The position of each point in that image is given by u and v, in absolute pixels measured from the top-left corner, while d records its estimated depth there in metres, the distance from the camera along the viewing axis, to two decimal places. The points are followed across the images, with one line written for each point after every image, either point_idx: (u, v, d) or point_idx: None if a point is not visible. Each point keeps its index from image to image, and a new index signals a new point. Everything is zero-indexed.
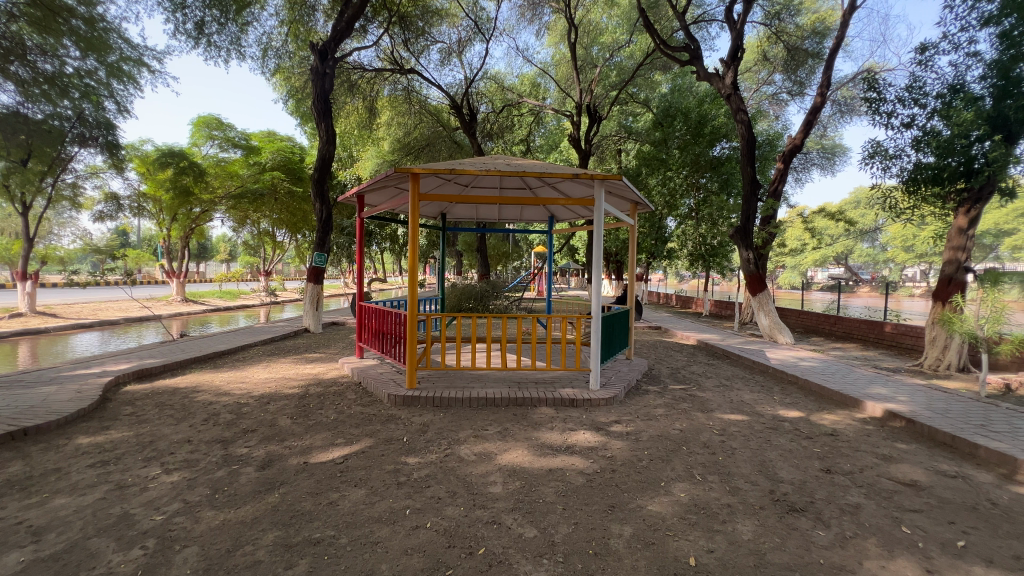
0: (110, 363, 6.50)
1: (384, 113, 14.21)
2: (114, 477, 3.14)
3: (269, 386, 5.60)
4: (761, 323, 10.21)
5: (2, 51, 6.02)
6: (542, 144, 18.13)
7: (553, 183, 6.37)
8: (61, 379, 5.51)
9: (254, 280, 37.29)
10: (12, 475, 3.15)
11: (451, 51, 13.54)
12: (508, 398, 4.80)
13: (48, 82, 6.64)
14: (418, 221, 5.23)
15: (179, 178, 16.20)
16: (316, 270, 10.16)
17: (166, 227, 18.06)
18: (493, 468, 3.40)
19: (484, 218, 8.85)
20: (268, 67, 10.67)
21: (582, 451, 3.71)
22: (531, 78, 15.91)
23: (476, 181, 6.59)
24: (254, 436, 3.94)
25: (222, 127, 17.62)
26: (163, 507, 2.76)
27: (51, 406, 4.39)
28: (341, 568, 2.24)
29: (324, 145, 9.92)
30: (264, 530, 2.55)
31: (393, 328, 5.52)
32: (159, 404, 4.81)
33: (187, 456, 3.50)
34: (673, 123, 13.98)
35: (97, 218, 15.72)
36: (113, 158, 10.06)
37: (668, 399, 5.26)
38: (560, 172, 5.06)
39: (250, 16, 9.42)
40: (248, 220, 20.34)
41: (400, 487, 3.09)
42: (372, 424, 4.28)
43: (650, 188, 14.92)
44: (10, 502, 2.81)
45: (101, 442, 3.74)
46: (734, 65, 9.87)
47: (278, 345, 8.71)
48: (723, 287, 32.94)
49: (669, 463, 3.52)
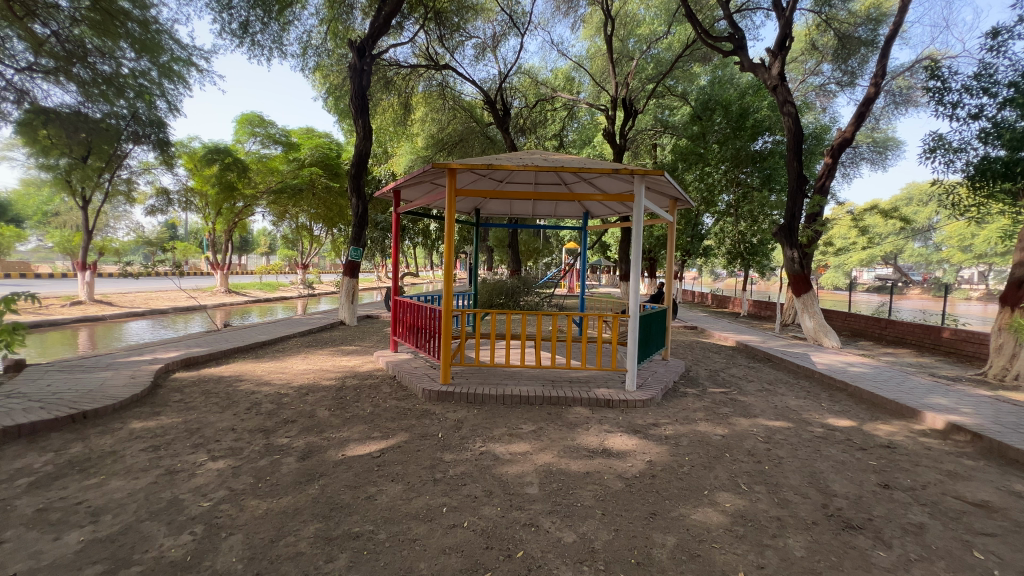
0: (160, 351, 6.79)
1: (419, 109, 14.35)
2: (164, 462, 3.26)
3: (308, 377, 5.74)
4: (805, 325, 9.79)
5: (65, 54, 6.62)
6: (576, 139, 18.07)
7: (589, 179, 6.27)
8: (117, 365, 5.80)
9: (292, 272, 38.53)
10: (73, 457, 3.31)
11: (486, 46, 13.51)
12: (542, 396, 4.74)
13: (106, 82, 7.13)
14: (454, 217, 5.17)
15: (224, 174, 16.75)
16: (352, 265, 10.37)
17: (211, 221, 18.78)
18: (530, 468, 3.35)
19: (518, 213, 8.80)
20: (308, 65, 10.95)
21: (620, 455, 3.60)
22: (565, 72, 15.74)
23: (510, 177, 6.54)
24: (294, 426, 4.03)
25: (264, 124, 18.14)
26: (209, 494, 2.84)
27: (107, 390, 4.62)
28: (380, 565, 2.23)
29: (361, 141, 10.07)
30: (304, 522, 2.58)
31: (427, 323, 5.54)
32: (205, 392, 4.99)
33: (232, 444, 3.60)
34: (713, 117, 13.49)
35: (148, 211, 16.50)
36: (164, 155, 10.49)
37: (708, 402, 5.08)
38: (598, 167, 4.91)
39: (291, 16, 9.65)
40: (287, 214, 20.94)
41: (436, 483, 3.08)
42: (407, 418, 4.30)
43: (687, 184, 14.48)
44: (71, 482, 2.95)
45: (152, 428, 3.90)
46: (781, 55, 9.39)
47: (315, 337, 8.90)
48: (762, 287, 31.87)
49: (712, 471, 3.38)
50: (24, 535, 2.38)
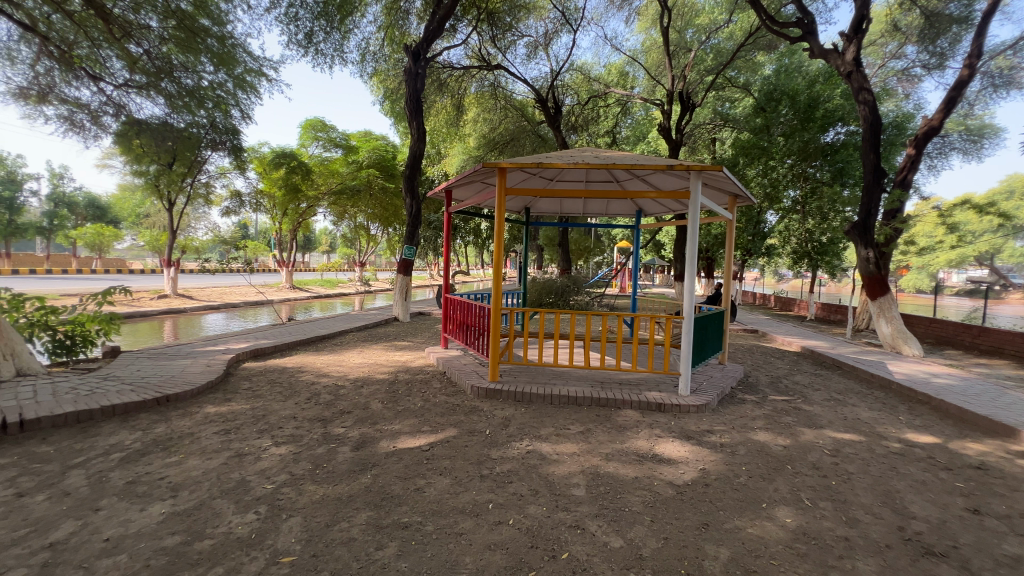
0: (233, 342, 7.34)
1: (471, 110, 14.57)
2: (234, 445, 3.51)
3: (363, 370, 5.98)
4: (881, 332, 9.07)
5: (155, 70, 7.28)
6: (629, 135, 17.65)
7: (643, 176, 6.08)
8: (196, 354, 6.33)
9: (351, 269, 40.34)
10: (157, 436, 3.64)
11: (538, 45, 13.49)
12: (590, 397, 4.68)
13: (189, 95, 7.78)
14: (504, 216, 5.20)
15: (289, 176, 17.76)
16: (406, 263, 10.70)
17: (278, 221, 20.02)
18: (577, 470, 3.30)
19: (568, 212, 8.73)
20: (366, 71, 11.40)
21: (670, 461, 3.48)
22: (619, 67, 15.40)
23: (561, 175, 6.49)
24: (350, 417, 4.21)
25: (326, 128, 19.06)
26: (272, 477, 3.03)
27: (187, 377, 5.05)
28: (427, 556, 2.29)
29: (415, 142, 10.36)
30: (358, 509, 2.69)
31: (477, 321, 5.61)
32: (271, 381, 5.34)
33: (293, 432, 3.82)
34: (778, 108, 12.72)
35: (224, 213, 17.85)
36: (237, 160, 11.30)
37: (768, 410, 4.80)
38: (651, 164, 4.75)
39: (352, 24, 10.09)
40: (347, 214, 21.92)
41: (483, 479, 3.11)
42: (456, 414, 4.39)
43: (748, 179, 13.75)
44: (155, 459, 3.24)
45: (224, 413, 4.21)
46: (857, 38, 8.66)
47: (371, 332, 9.27)
48: (831, 288, 29.72)
49: (771, 483, 3.19)
50: (116, 504, 2.64)
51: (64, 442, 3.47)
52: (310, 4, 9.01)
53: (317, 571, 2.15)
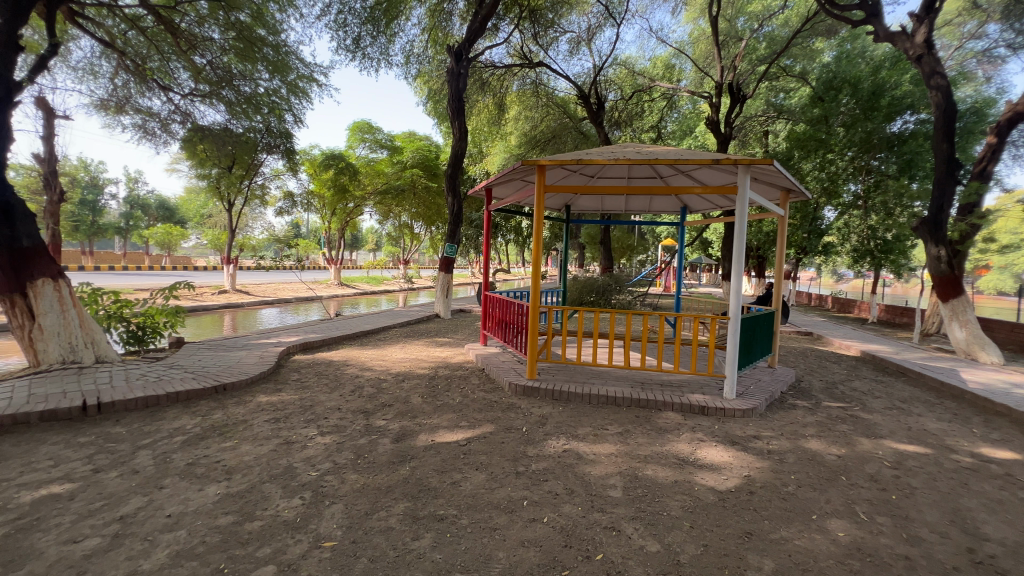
0: (285, 335, 7.73)
1: (513, 108, 14.61)
2: (283, 433, 3.70)
3: (405, 365, 6.13)
4: (955, 337, 8.37)
5: (217, 79, 7.78)
6: (675, 130, 17.15)
7: (688, 170, 5.88)
8: (251, 346, 6.72)
9: (396, 267, 41.47)
10: (215, 421, 3.89)
11: (580, 40, 13.33)
12: (630, 398, 4.58)
13: (247, 102, 8.21)
14: (543, 213, 5.17)
15: (338, 177, 18.46)
16: (447, 260, 10.89)
17: (328, 220, 20.88)
18: (614, 471, 3.24)
19: (610, 210, 8.58)
20: (410, 72, 11.65)
21: (713, 467, 3.35)
22: (664, 59, 14.93)
23: (603, 171, 6.39)
24: (390, 410, 4.34)
25: (372, 130, 19.66)
26: (317, 465, 3.17)
27: (242, 368, 5.36)
28: (462, 549, 2.32)
29: (457, 141, 10.51)
30: (395, 499, 2.76)
31: (516, 319, 5.63)
32: (318, 373, 5.58)
33: (337, 422, 3.98)
34: (838, 97, 11.97)
35: (278, 213, 18.79)
36: (290, 162, 11.87)
37: (821, 417, 4.53)
38: (696, 159, 4.57)
39: (397, 28, 10.35)
40: (391, 214, 22.53)
41: (519, 476, 3.12)
42: (494, 410, 4.42)
43: (804, 173, 13.02)
44: (213, 443, 3.46)
45: (275, 402, 4.45)
46: (929, 18, 7.99)
47: (413, 328, 9.50)
48: (896, 289, 27.64)
49: (823, 493, 3.02)
50: (177, 483, 2.85)
51: (134, 424, 3.77)
52: (358, 10, 9.30)
53: (356, 556, 2.23)
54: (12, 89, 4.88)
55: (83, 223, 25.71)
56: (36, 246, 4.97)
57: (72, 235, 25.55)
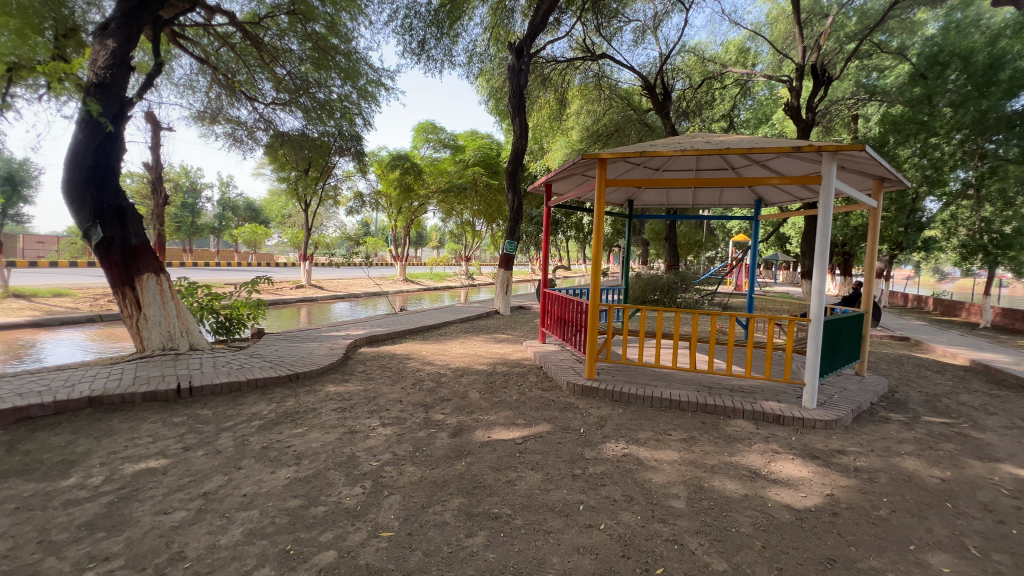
0: (352, 328, 8.12)
1: (574, 103, 14.40)
2: (348, 423, 3.86)
3: (464, 360, 6.22)
4: None
5: (295, 88, 8.35)
6: (749, 118, 16.16)
7: (764, 160, 5.47)
8: (322, 338, 7.13)
9: (458, 264, 42.42)
10: (287, 408, 4.15)
11: (646, 28, 12.83)
12: (696, 402, 4.33)
13: (321, 108, 8.71)
14: (604, 208, 5.00)
15: (404, 177, 19.14)
16: (507, 257, 10.93)
17: (394, 219, 21.76)
18: (677, 480, 3.07)
19: (675, 204, 8.18)
20: (472, 72, 11.79)
21: (789, 483, 3.07)
22: (738, 43, 14.00)
23: (668, 163, 6.09)
24: (449, 404, 4.40)
25: (436, 130, 20.17)
26: (378, 455, 3.27)
27: (314, 358, 5.69)
28: (515, 550, 2.28)
29: (518, 138, 10.49)
30: (451, 494, 2.78)
31: (575, 317, 5.51)
32: (381, 366, 5.79)
33: (398, 414, 4.10)
34: (944, 73, 10.60)
35: (349, 212, 19.85)
36: (359, 164, 12.48)
37: (920, 433, 4.02)
38: (774, 147, 4.21)
39: (460, 28, 10.51)
40: (454, 212, 23.06)
41: (575, 479, 3.03)
42: (551, 409, 4.35)
43: (901, 161, 11.72)
44: (285, 428, 3.69)
45: (342, 392, 4.67)
46: None
47: (473, 324, 9.64)
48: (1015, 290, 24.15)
49: (923, 521, 2.66)
50: (253, 465, 3.05)
51: (219, 407, 4.11)
52: (423, 14, 9.53)
53: (411, 549, 2.26)
54: (124, 105, 5.47)
55: (185, 224, 28.75)
56: (143, 245, 5.56)
57: (176, 234, 28.64)
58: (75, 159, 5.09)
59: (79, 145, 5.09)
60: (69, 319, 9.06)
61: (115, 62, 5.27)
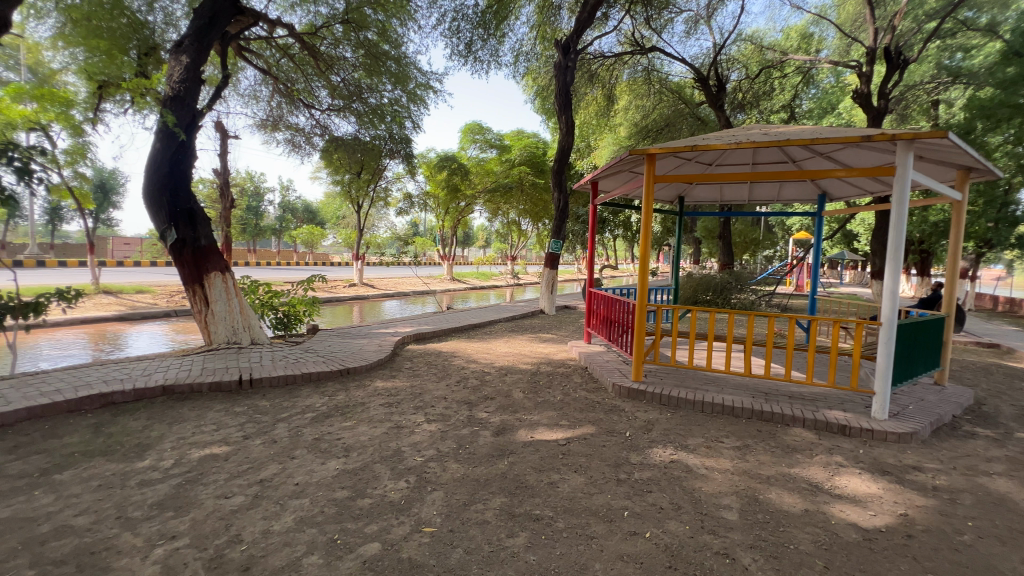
0: (401, 326, 8.34)
1: (622, 98, 14.09)
2: (394, 418, 3.96)
3: (508, 359, 6.23)
4: None
5: (348, 94, 8.68)
6: (813, 108, 15.18)
7: (829, 151, 5.08)
8: (372, 335, 7.37)
9: (504, 263, 42.65)
10: (338, 402, 4.31)
11: (699, 18, 12.34)
12: (751, 409, 4.10)
13: (372, 112, 8.99)
14: (652, 206, 4.83)
15: (451, 178, 19.48)
16: (553, 256, 10.87)
17: (442, 219, 22.18)
18: (729, 490, 2.91)
19: (730, 200, 7.79)
20: (519, 71, 11.79)
21: (856, 500, 2.83)
22: (801, 28, 13.15)
23: (722, 157, 5.81)
24: (492, 403, 4.41)
25: (482, 131, 20.33)
26: (423, 451, 3.33)
27: (364, 354, 5.88)
28: (556, 554, 2.24)
29: (564, 136, 10.39)
30: (493, 493, 2.78)
31: (621, 317, 5.37)
32: (428, 363, 5.91)
33: (442, 411, 4.15)
34: None
35: (399, 213, 20.44)
36: (408, 166, 12.81)
37: (1012, 452, 3.60)
38: (841, 137, 3.88)
39: (507, 28, 10.52)
40: (500, 211, 23.22)
41: (619, 484, 2.95)
42: (595, 411, 4.26)
43: (991, 148, 10.61)
44: (336, 421, 3.83)
45: (389, 388, 4.80)
46: None
47: (518, 323, 9.64)
48: None
49: (1017, 551, 2.37)
50: (305, 455, 3.19)
51: (277, 399, 4.34)
52: (470, 15, 9.63)
53: (453, 546, 2.27)
54: (196, 116, 5.89)
55: (249, 225, 30.71)
56: (211, 245, 5.96)
57: (242, 235, 30.65)
58: (153, 167, 5.53)
59: (156, 154, 5.52)
60: (149, 313, 9.89)
61: (188, 76, 5.68)
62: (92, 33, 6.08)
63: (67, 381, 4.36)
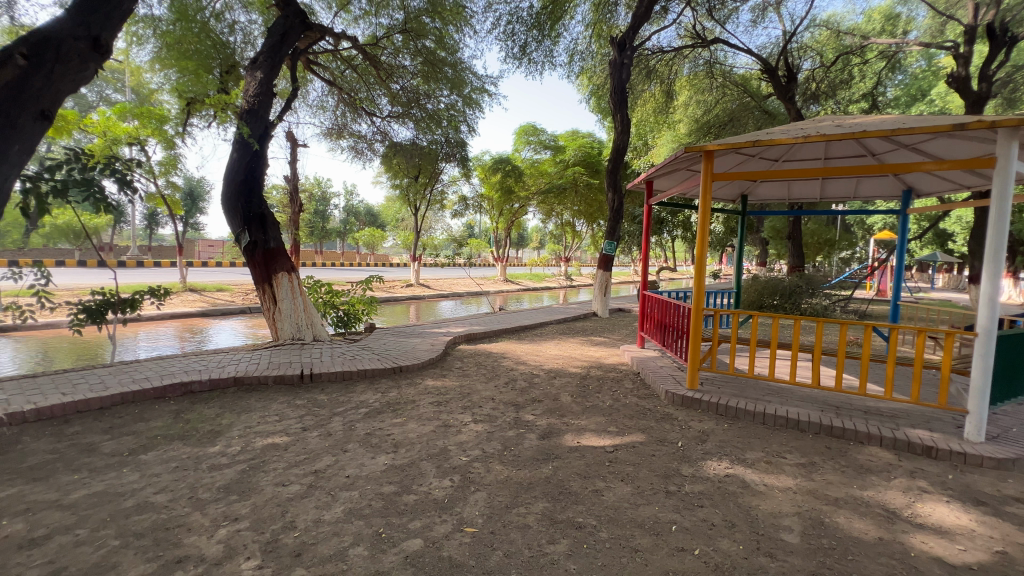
0: (453, 326, 8.50)
1: (682, 94, 13.58)
2: (442, 416, 4.03)
3: (558, 362, 6.17)
4: None
5: (407, 101, 9.05)
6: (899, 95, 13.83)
7: (916, 142, 4.60)
8: (426, 334, 7.56)
9: (558, 265, 42.38)
10: (390, 399, 4.45)
11: (766, 6, 11.64)
12: (819, 424, 3.79)
13: (428, 118, 9.28)
14: (710, 205, 4.60)
15: (505, 180, 19.66)
16: (606, 258, 10.67)
17: (496, 221, 22.42)
18: (790, 510, 2.70)
19: (799, 199, 7.27)
20: (573, 71, 11.68)
21: (943, 532, 2.53)
22: (886, 9, 12.00)
23: (790, 151, 5.43)
24: (540, 406, 4.39)
25: (537, 132, 20.23)
26: (468, 451, 3.36)
27: (416, 353, 6.05)
28: (598, 565, 2.18)
29: (619, 135, 10.16)
30: (535, 498, 2.76)
31: (676, 322, 5.17)
32: (478, 363, 5.98)
33: (489, 412, 4.18)
34: None
35: (454, 215, 20.90)
36: (464, 169, 13.07)
37: None
38: (929, 126, 3.49)
39: (562, 28, 10.44)
40: (553, 212, 23.10)
41: (668, 496, 2.82)
42: (646, 419, 4.12)
43: None
44: (387, 418, 3.96)
45: (439, 387, 4.90)
46: None
47: (569, 325, 9.54)
48: None
49: None
50: (357, 449, 3.32)
51: (334, 394, 4.56)
52: (525, 18, 9.67)
53: (493, 548, 2.27)
54: (268, 128, 6.34)
55: (317, 228, 32.64)
56: (279, 247, 6.35)
57: (310, 237, 32.60)
58: (231, 175, 6.01)
59: (234, 163, 6.00)
60: (227, 310, 10.76)
61: (262, 90, 6.14)
62: (183, 55, 6.74)
63: (155, 370, 4.83)
